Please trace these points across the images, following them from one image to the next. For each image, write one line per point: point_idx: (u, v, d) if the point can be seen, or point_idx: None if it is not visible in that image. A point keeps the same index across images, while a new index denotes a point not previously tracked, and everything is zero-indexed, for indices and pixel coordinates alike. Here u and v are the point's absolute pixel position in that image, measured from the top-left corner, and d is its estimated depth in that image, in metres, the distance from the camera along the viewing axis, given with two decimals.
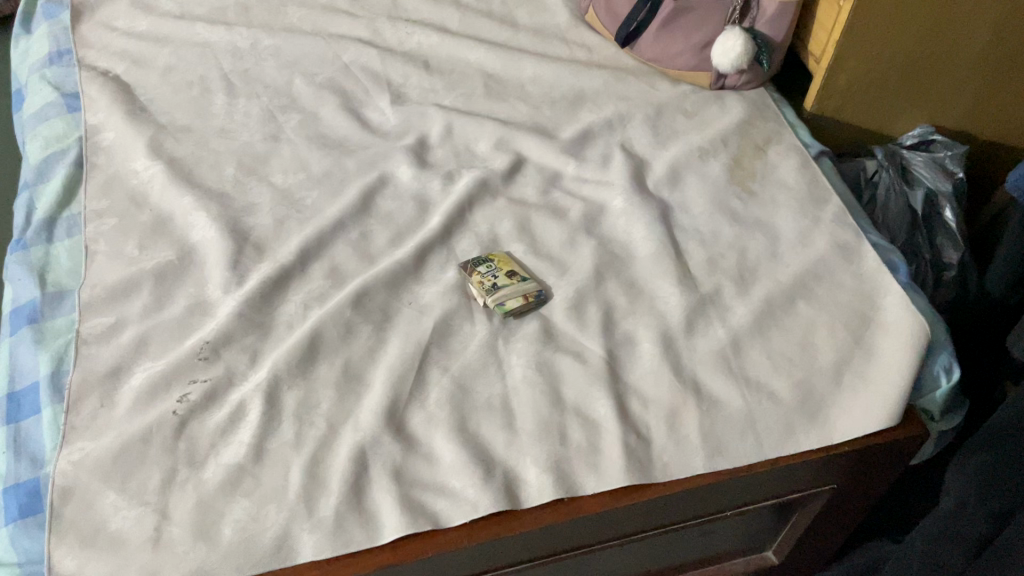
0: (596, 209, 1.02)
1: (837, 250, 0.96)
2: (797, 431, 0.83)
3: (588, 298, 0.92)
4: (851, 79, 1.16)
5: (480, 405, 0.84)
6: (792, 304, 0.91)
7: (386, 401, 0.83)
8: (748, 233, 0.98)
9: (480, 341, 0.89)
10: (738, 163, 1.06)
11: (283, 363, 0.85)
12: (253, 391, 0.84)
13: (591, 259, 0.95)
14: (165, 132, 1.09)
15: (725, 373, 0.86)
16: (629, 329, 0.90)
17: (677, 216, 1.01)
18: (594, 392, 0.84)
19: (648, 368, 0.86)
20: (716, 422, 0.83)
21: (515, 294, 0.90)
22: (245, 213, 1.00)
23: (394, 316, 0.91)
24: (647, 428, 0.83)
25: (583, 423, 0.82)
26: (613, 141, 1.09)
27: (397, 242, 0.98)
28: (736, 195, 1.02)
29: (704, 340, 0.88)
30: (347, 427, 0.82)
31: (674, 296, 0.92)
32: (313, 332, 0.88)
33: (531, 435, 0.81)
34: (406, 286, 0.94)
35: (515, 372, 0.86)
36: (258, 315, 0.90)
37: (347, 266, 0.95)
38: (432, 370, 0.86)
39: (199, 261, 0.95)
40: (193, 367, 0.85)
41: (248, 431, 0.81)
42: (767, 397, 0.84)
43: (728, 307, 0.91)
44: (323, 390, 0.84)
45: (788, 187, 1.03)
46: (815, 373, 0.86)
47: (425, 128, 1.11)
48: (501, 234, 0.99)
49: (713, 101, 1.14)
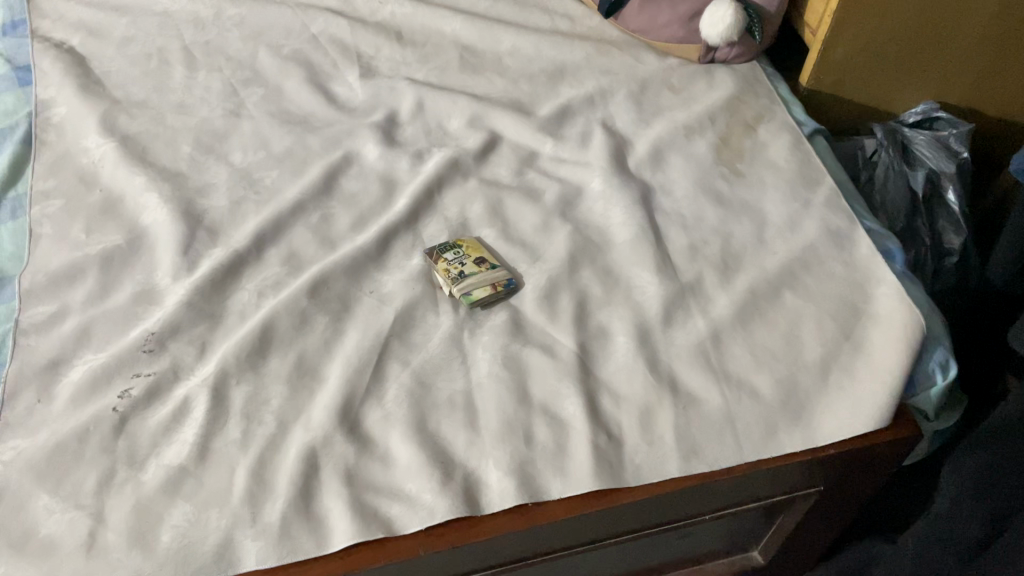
0: (573, 191, 0.95)
1: (829, 236, 0.90)
2: (780, 432, 0.77)
3: (561, 287, 0.86)
4: (850, 51, 1.09)
5: (441, 403, 0.78)
6: (779, 295, 0.85)
7: (341, 399, 0.77)
8: (734, 217, 0.92)
9: (444, 333, 0.83)
10: (726, 142, 1.00)
11: (232, 357, 0.80)
12: (200, 387, 0.78)
13: (566, 244, 0.89)
14: (119, 107, 1.03)
15: (704, 369, 0.80)
16: (603, 321, 0.84)
17: (659, 198, 0.94)
18: (563, 389, 0.79)
19: (623, 363, 0.81)
20: (692, 422, 0.77)
21: (482, 283, 0.85)
22: (199, 195, 0.94)
23: (353, 306, 0.85)
24: (619, 427, 0.77)
25: (550, 422, 0.77)
26: (594, 118, 1.03)
27: (359, 226, 0.92)
28: (723, 176, 0.96)
29: (683, 334, 0.83)
30: (297, 426, 0.76)
31: (652, 285, 0.86)
32: (266, 323, 0.82)
33: (493, 435, 0.76)
34: (368, 272, 0.88)
35: (480, 367, 0.81)
36: (207, 304, 0.85)
37: (306, 251, 0.90)
38: (391, 365, 0.81)
39: (149, 246, 0.90)
40: (136, 360, 0.80)
41: (193, 429, 0.76)
42: (748, 395, 0.79)
43: (710, 298, 0.85)
44: (274, 386, 0.79)
45: (778, 167, 0.97)
46: (800, 370, 0.80)
47: (395, 103, 1.05)
48: (470, 218, 0.93)
49: (701, 76, 1.07)
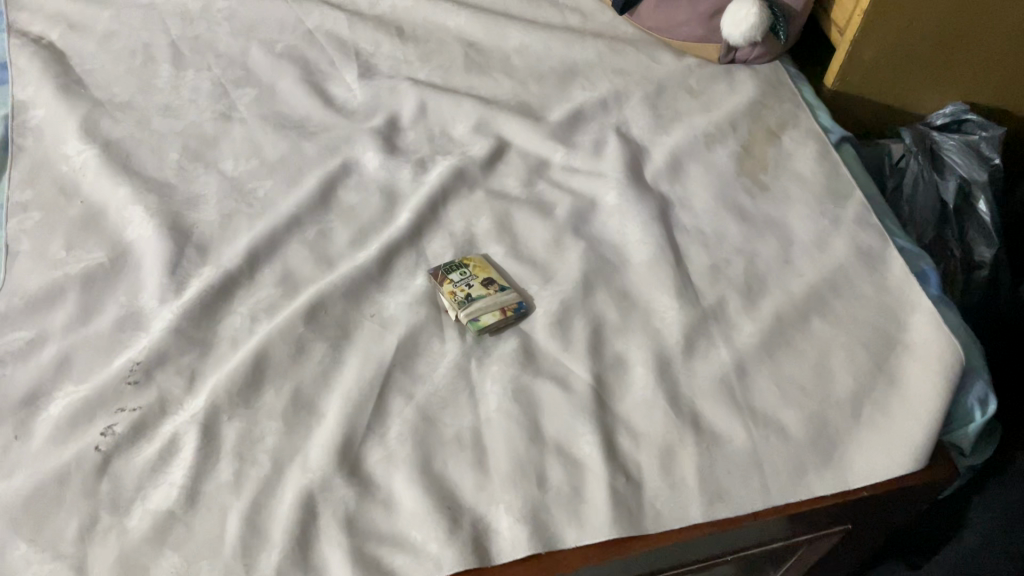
0: (586, 204, 0.90)
1: (859, 257, 0.84)
2: (809, 474, 0.72)
3: (575, 312, 0.81)
4: (879, 52, 1.03)
5: (447, 441, 0.73)
6: (807, 321, 0.80)
7: (340, 438, 0.72)
8: (758, 234, 0.86)
9: (450, 362, 0.78)
10: (749, 151, 0.94)
11: (223, 390, 0.75)
12: (189, 424, 0.73)
13: (579, 264, 0.84)
14: (102, 109, 0.97)
15: (728, 404, 0.75)
16: (620, 350, 0.79)
17: (678, 213, 0.89)
18: (577, 426, 0.74)
19: (641, 397, 0.76)
20: (716, 463, 0.72)
21: (491, 307, 0.80)
22: (187, 207, 0.88)
23: (353, 332, 0.80)
24: (638, 468, 0.72)
25: (564, 462, 0.72)
26: (608, 124, 0.96)
27: (359, 243, 0.86)
28: (746, 189, 0.90)
29: (705, 365, 0.78)
30: (294, 467, 0.71)
31: (672, 311, 0.81)
32: (259, 352, 0.77)
33: (504, 478, 0.71)
34: (368, 294, 0.83)
35: (489, 400, 0.76)
36: (197, 330, 0.79)
37: (302, 271, 0.84)
38: (394, 399, 0.76)
39: (134, 264, 0.84)
40: (121, 393, 0.75)
41: (181, 471, 0.71)
42: (776, 433, 0.74)
43: (734, 324, 0.80)
44: (268, 421, 0.74)
45: (804, 179, 0.91)
46: (831, 406, 0.75)
47: (396, 105, 0.99)
48: (477, 234, 0.88)
49: (722, 77, 1.01)
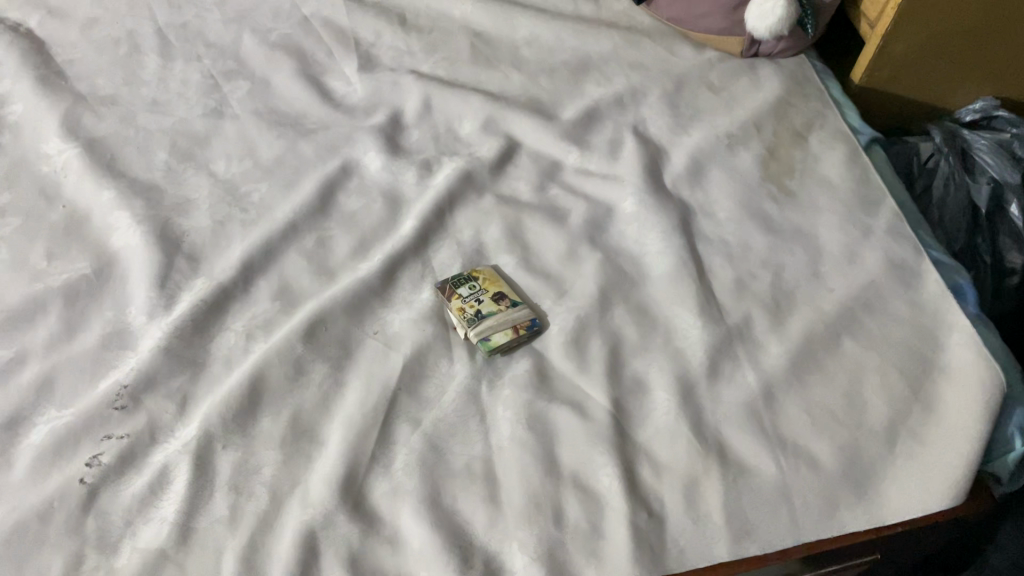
0: (601, 211, 0.84)
1: (892, 272, 0.80)
2: (841, 508, 0.68)
3: (591, 329, 0.76)
4: (910, 47, 0.97)
5: (457, 472, 0.69)
6: (838, 341, 0.76)
7: (342, 469, 0.68)
8: (785, 246, 0.82)
9: (459, 385, 0.73)
10: (774, 153, 0.88)
11: (217, 417, 0.70)
12: (181, 453, 0.68)
13: (595, 278, 0.79)
14: (84, 105, 0.91)
15: (755, 432, 0.71)
16: (639, 372, 0.74)
17: (700, 222, 0.84)
18: (596, 457, 0.69)
19: (663, 425, 0.71)
20: (743, 497, 0.68)
21: (502, 326, 0.75)
22: (177, 213, 0.83)
23: (356, 351, 0.75)
24: (660, 503, 0.68)
25: (582, 496, 0.68)
26: (624, 122, 0.91)
27: (361, 253, 0.81)
28: (771, 195, 0.85)
29: (731, 389, 0.73)
30: (293, 501, 0.67)
31: (695, 329, 0.76)
32: (255, 374, 0.72)
33: (517, 513, 0.67)
34: (371, 309, 0.78)
35: (501, 428, 0.71)
36: (188, 349, 0.74)
37: (300, 283, 0.79)
38: (400, 426, 0.71)
39: (120, 276, 0.79)
40: (107, 419, 0.70)
41: (173, 505, 0.66)
42: (806, 464, 0.70)
43: (760, 345, 0.76)
44: (265, 451, 0.69)
45: (832, 185, 0.86)
46: (864, 435, 0.71)
47: (399, 101, 0.94)
48: (487, 244, 0.82)
49: (744, 72, 0.95)
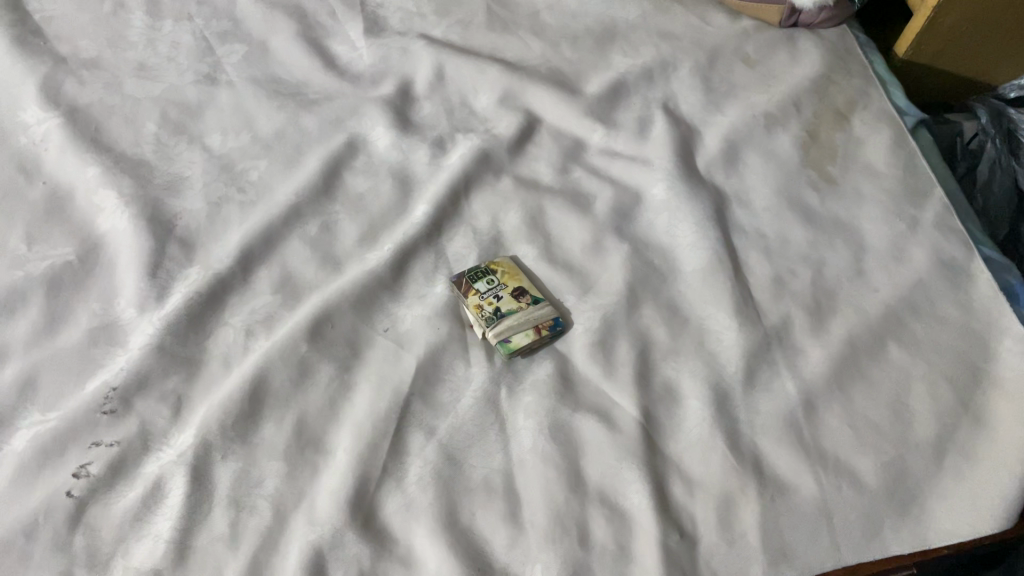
0: (629, 198, 0.79)
1: (941, 271, 0.74)
2: (883, 530, 0.64)
3: (618, 329, 0.71)
4: (960, 21, 0.90)
5: (475, 486, 0.64)
6: (882, 347, 0.71)
7: (351, 484, 0.63)
8: (826, 240, 0.76)
9: (476, 389, 0.68)
10: (813, 137, 0.83)
11: (215, 423, 0.64)
12: (176, 463, 0.63)
13: (622, 272, 0.74)
14: (65, 68, 0.84)
15: (795, 447, 0.66)
16: (670, 377, 0.69)
17: (735, 211, 0.78)
18: (624, 471, 0.64)
19: (696, 436, 0.66)
20: (781, 517, 0.63)
21: (523, 325, 0.69)
22: (169, 193, 0.77)
23: (365, 350, 0.69)
24: (692, 522, 0.63)
25: (609, 515, 0.63)
26: (652, 99, 0.86)
27: (370, 240, 0.75)
28: (811, 183, 0.80)
29: (768, 399, 0.68)
30: (298, 517, 0.62)
31: (730, 331, 0.71)
32: (257, 377, 0.67)
33: (540, 534, 0.62)
34: (381, 304, 0.72)
35: (522, 437, 0.66)
36: (183, 347, 0.68)
37: (304, 275, 0.73)
38: (413, 435, 0.66)
39: (107, 263, 0.73)
40: (95, 424, 0.64)
41: (169, 521, 0.61)
42: (848, 482, 0.65)
43: (800, 349, 0.71)
44: (268, 461, 0.64)
45: (876, 172, 0.80)
46: (910, 450, 0.66)
47: (410, 70, 0.88)
48: (505, 231, 0.77)
49: (782, 44, 0.89)
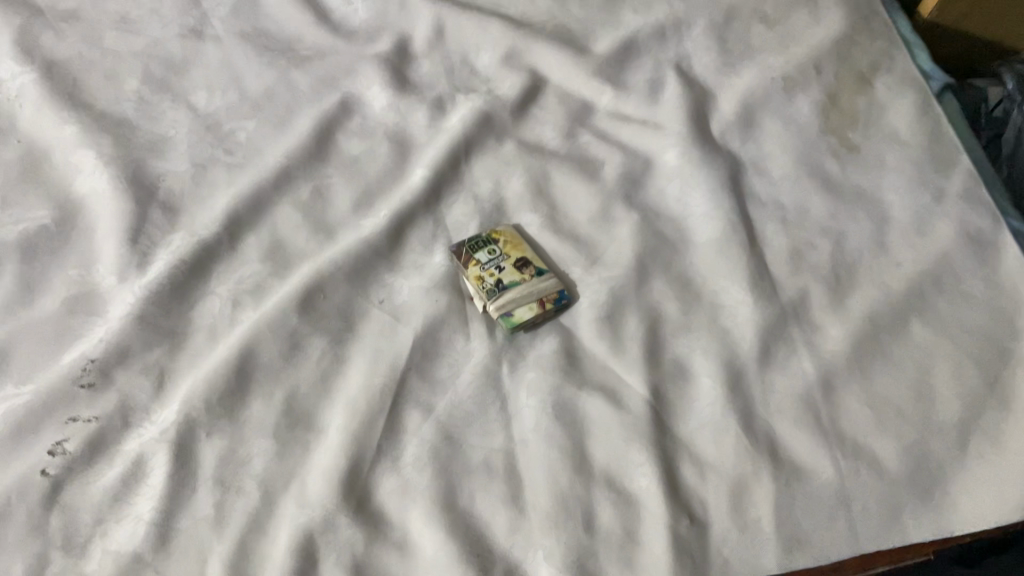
0: (639, 164, 0.75)
1: (967, 244, 0.70)
2: (904, 514, 0.60)
3: (627, 303, 0.67)
4: None
5: (475, 467, 0.60)
6: (905, 324, 0.67)
7: (344, 465, 0.59)
8: (847, 211, 0.73)
9: (477, 365, 0.64)
10: (834, 101, 0.79)
11: (200, 399, 0.61)
12: (158, 441, 0.60)
13: (631, 243, 0.70)
14: (42, 21, 0.79)
15: (813, 429, 0.63)
16: (681, 354, 0.66)
17: (751, 179, 0.75)
18: (632, 453, 0.61)
19: (708, 417, 0.63)
20: (797, 503, 0.60)
21: (526, 299, 0.65)
22: (151, 154, 0.72)
23: (359, 323, 0.66)
24: (703, 507, 0.60)
25: (616, 499, 0.60)
26: (664, 60, 0.82)
27: (365, 206, 0.71)
28: (831, 150, 0.76)
29: (785, 378, 0.65)
30: (288, 498, 0.59)
31: (745, 306, 0.67)
32: (244, 351, 0.63)
33: (543, 518, 0.58)
34: (376, 273, 0.68)
35: (524, 417, 0.62)
36: (166, 318, 0.65)
37: (294, 242, 0.69)
38: (410, 413, 0.62)
39: (86, 228, 0.69)
40: (72, 398, 0.61)
41: (150, 502, 0.58)
42: (867, 466, 0.62)
43: (817, 327, 0.67)
44: (255, 439, 0.60)
45: (900, 140, 0.77)
46: (933, 433, 0.63)
47: (408, 26, 0.83)
48: (508, 198, 0.73)
49: (801, 3, 0.85)
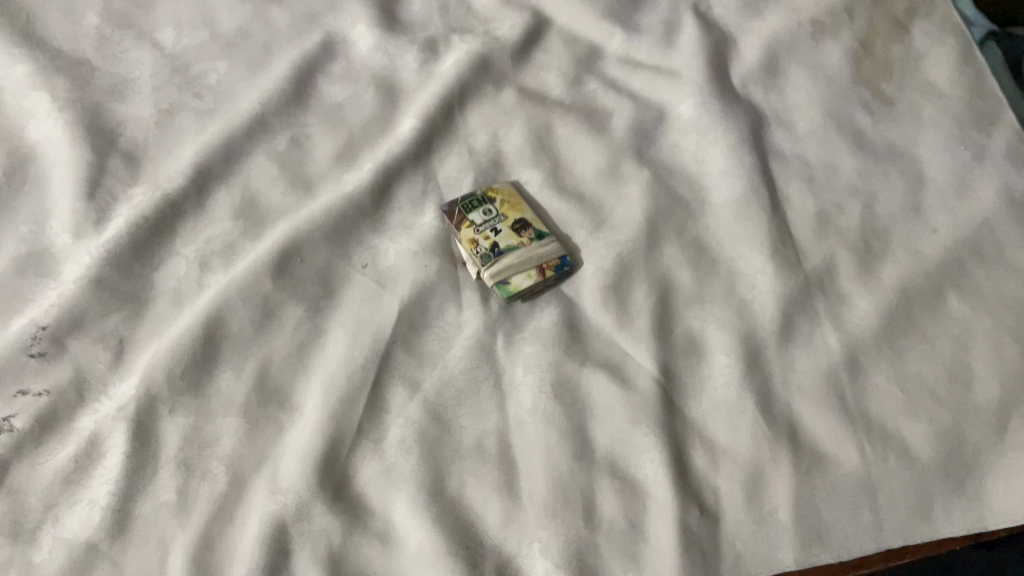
0: (651, 116, 0.69)
1: (1011, 208, 0.63)
2: (934, 506, 0.53)
3: (635, 270, 0.61)
4: None
5: (464, 450, 0.55)
6: (940, 297, 0.60)
7: (321, 447, 0.54)
8: (879, 170, 0.66)
9: (469, 337, 0.58)
10: (866, 49, 0.72)
11: (162, 372, 0.55)
12: (115, 419, 0.54)
13: (641, 203, 0.63)
14: None
15: (837, 412, 0.56)
16: (694, 328, 0.60)
17: (774, 133, 0.68)
18: (637, 438, 0.55)
19: (722, 397, 0.57)
20: (819, 492, 0.54)
21: (524, 265, 0.59)
22: (111, 98, 0.66)
23: (340, 289, 0.59)
24: (715, 496, 0.54)
25: (619, 487, 0.54)
26: (682, 2, 0.76)
27: (347, 158, 0.65)
28: (863, 103, 0.70)
29: (808, 354, 0.58)
30: (258, 483, 0.53)
31: (765, 275, 0.61)
32: (212, 319, 0.57)
33: (539, 508, 0.53)
34: (359, 234, 0.62)
35: (521, 396, 0.57)
36: (126, 281, 0.58)
37: (269, 198, 0.63)
38: (394, 390, 0.56)
39: (39, 179, 0.62)
40: (22, 370, 0.55)
41: (106, 486, 0.52)
42: (896, 453, 0.55)
43: (845, 298, 0.61)
44: (223, 417, 0.55)
45: (938, 92, 0.70)
46: (969, 418, 0.56)
47: None
48: (506, 152, 0.66)
49: None
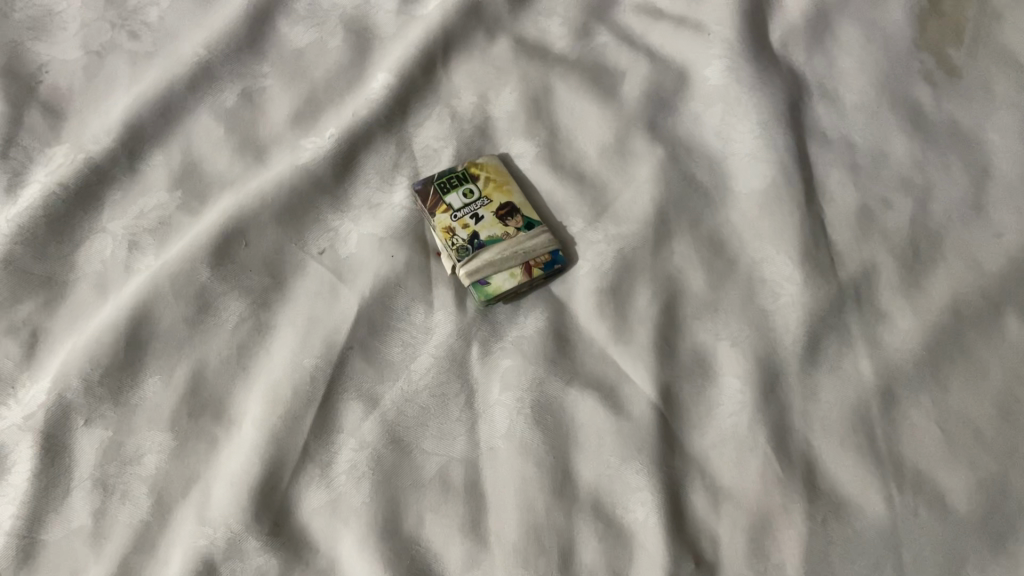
0: (669, 81, 0.59)
1: None
2: (969, 569, 0.44)
3: (639, 270, 0.52)
4: None
5: (423, 481, 0.46)
6: (996, 318, 0.50)
7: (259, 472, 0.45)
8: (937, 157, 0.56)
9: (439, 344, 0.50)
10: (934, 6, 0.61)
11: (79, 374, 0.47)
12: (22, 429, 0.46)
13: (651, 188, 0.55)
14: None
15: (862, 450, 0.47)
16: (702, 342, 0.51)
17: (814, 108, 0.58)
18: (627, 475, 0.46)
19: (730, 427, 0.48)
20: (835, 548, 0.44)
21: (507, 263, 0.51)
22: (32, 36, 0.57)
23: (291, 279, 0.51)
24: (715, 547, 0.45)
25: (603, 532, 0.45)
26: None
27: (308, 118, 0.57)
28: (924, 73, 0.59)
29: (837, 380, 0.49)
30: (187, 512, 0.45)
31: (791, 282, 0.52)
32: (138, 312, 0.49)
33: (507, 555, 0.44)
34: (316, 214, 0.53)
35: (496, 418, 0.48)
36: (42, 261, 0.50)
37: (213, 166, 0.55)
38: (348, 405, 0.48)
39: None
40: None
41: (10, 506, 0.44)
42: (929, 505, 0.45)
43: (885, 314, 0.51)
44: (147, 431, 0.47)
45: (1017, 63, 0.59)
46: (1019, 467, 0.46)
47: None
48: (496, 117, 0.58)
49: None
